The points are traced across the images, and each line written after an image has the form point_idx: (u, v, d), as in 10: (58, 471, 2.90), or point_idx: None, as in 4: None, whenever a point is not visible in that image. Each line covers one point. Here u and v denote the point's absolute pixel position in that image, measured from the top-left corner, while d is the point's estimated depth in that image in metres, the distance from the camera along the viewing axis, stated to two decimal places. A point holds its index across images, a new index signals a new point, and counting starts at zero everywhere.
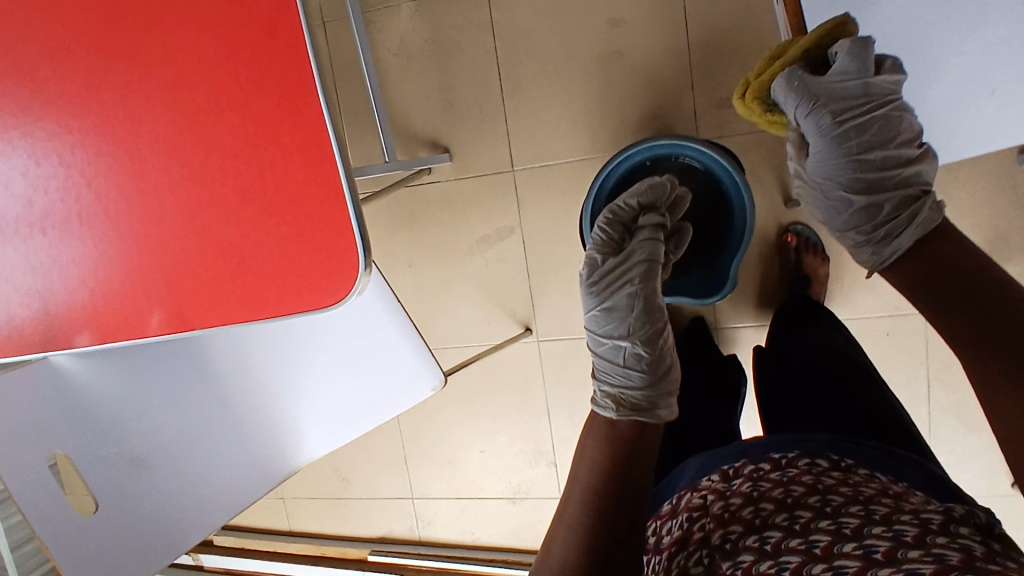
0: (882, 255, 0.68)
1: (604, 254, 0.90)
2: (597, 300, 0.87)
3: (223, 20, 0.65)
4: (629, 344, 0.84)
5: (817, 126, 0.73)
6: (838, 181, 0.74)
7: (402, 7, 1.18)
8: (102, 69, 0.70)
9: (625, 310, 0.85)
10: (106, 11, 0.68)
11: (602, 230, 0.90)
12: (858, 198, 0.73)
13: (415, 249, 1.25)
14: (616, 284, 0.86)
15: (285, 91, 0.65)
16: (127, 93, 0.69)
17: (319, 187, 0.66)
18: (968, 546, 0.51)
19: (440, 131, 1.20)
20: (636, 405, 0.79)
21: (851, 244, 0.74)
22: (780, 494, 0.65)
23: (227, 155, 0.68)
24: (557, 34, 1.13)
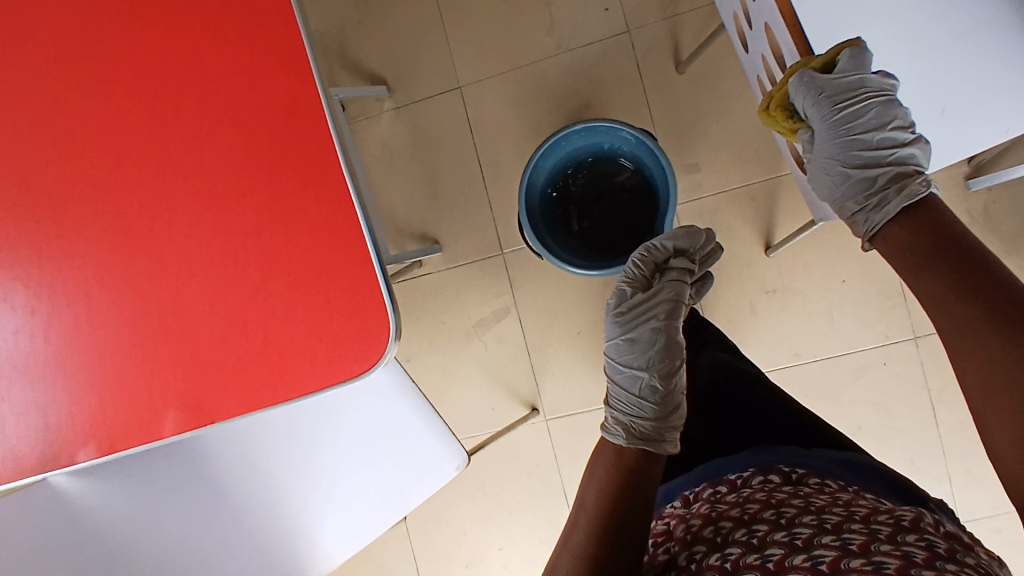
0: (871, 221, 0.70)
1: (632, 287, 0.89)
2: (622, 330, 0.86)
3: (246, 110, 0.68)
4: (647, 377, 0.83)
5: (818, 113, 0.73)
6: (838, 163, 0.75)
7: (382, 115, 1.25)
8: (117, 171, 0.70)
9: (647, 343, 0.84)
10: (123, 114, 0.70)
11: (634, 264, 0.89)
12: (856, 176, 0.74)
13: (411, 342, 1.25)
14: (644, 319, 0.85)
15: (309, 167, 0.67)
16: (145, 191, 0.70)
17: (345, 252, 0.66)
18: (911, 553, 0.51)
19: (428, 223, 1.24)
20: (643, 435, 0.79)
21: (847, 217, 0.74)
22: (738, 512, 0.68)
23: (251, 233, 0.68)
24: (529, 123, 1.21)
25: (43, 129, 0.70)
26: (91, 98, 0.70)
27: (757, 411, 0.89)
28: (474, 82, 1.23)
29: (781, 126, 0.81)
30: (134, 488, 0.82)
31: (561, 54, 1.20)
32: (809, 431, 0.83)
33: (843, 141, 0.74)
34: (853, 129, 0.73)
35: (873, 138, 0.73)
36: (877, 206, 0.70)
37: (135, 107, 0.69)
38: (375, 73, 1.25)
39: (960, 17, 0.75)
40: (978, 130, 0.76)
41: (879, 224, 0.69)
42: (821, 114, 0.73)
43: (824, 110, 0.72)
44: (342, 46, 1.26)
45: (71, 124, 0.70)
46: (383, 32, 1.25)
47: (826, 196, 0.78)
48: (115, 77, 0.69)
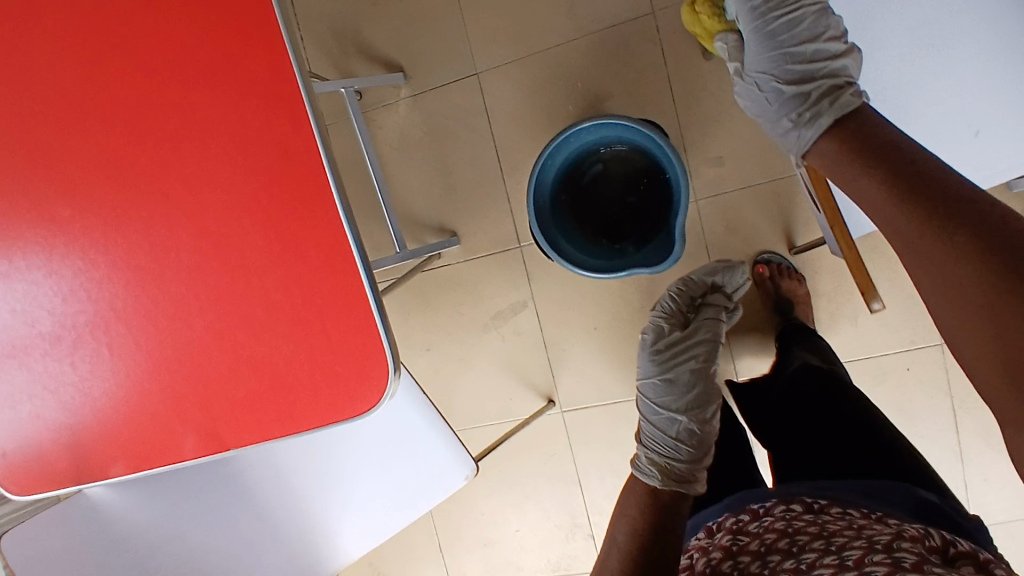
0: (806, 137, 0.67)
1: (669, 324, 0.95)
2: (658, 368, 0.91)
3: (243, 150, 0.67)
4: (684, 419, 0.87)
5: (750, 23, 0.73)
6: (770, 81, 0.74)
7: (399, 103, 1.23)
8: (124, 206, 0.71)
9: (684, 385, 0.89)
10: (127, 150, 0.70)
11: (672, 301, 0.97)
12: (789, 90, 0.72)
13: (432, 333, 1.27)
14: (684, 358, 0.91)
15: (308, 210, 0.67)
16: (151, 226, 0.71)
17: (345, 295, 0.67)
18: (900, 559, 0.56)
19: (446, 215, 1.23)
20: (677, 476, 0.81)
21: (782, 132, 0.72)
22: (757, 544, 0.70)
23: (256, 273, 0.69)
24: (547, 113, 1.18)
25: (55, 166, 0.72)
26: (98, 136, 0.71)
27: (820, 413, 0.92)
28: (491, 68, 1.19)
29: (701, 28, 0.82)
30: (161, 493, 0.88)
31: (581, 39, 1.14)
32: (852, 435, 0.87)
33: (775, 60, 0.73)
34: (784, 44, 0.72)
35: (806, 52, 0.71)
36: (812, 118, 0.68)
37: (138, 144, 0.70)
38: (390, 59, 1.22)
39: (998, 32, 0.69)
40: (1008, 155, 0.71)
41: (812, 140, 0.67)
42: (752, 24, 0.73)
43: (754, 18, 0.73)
44: (356, 30, 1.23)
45: (81, 161, 0.71)
46: (398, 16, 1.21)
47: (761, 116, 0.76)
48: (121, 115, 0.70)
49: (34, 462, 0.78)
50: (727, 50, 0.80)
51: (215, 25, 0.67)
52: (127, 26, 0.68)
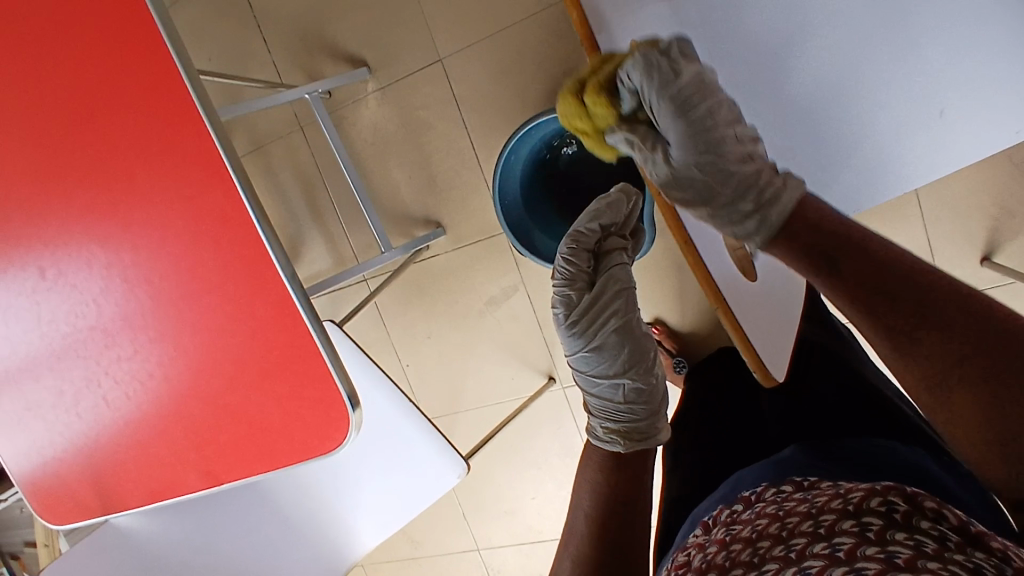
0: (769, 218, 0.55)
1: (574, 281, 0.70)
2: (582, 339, 0.69)
3: (184, 217, 0.70)
4: (630, 380, 0.69)
5: (669, 108, 0.56)
6: (686, 169, 0.58)
7: (369, 98, 1.22)
8: (88, 274, 0.75)
9: (617, 344, 0.69)
10: (81, 223, 0.73)
11: (568, 258, 0.70)
12: (717, 179, 0.58)
13: (430, 322, 1.30)
14: (608, 318, 0.69)
15: (253, 272, 0.69)
16: (116, 291, 0.75)
17: (301, 348, 0.70)
18: (894, 554, 0.42)
19: (430, 206, 1.24)
20: (641, 435, 0.67)
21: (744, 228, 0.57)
22: (748, 533, 0.55)
23: (220, 330, 0.72)
24: (516, 93, 1.14)
25: (25, 242, 0.76)
26: (52, 212, 0.74)
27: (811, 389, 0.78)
28: (455, 54, 1.15)
29: (586, 121, 0.62)
30: (185, 511, 1.00)
31: (541, 13, 1.09)
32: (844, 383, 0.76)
33: (689, 142, 0.58)
34: (711, 128, 0.57)
35: (733, 135, 0.57)
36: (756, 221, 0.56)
37: (88, 216, 0.73)
38: (354, 54, 1.20)
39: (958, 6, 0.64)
40: (972, 137, 0.68)
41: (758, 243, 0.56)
42: (670, 110, 0.56)
43: (672, 103, 0.56)
44: (317, 27, 1.20)
45: (44, 237, 0.75)
46: (357, 9, 1.18)
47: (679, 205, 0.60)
48: (71, 190, 0.72)
49: (64, 499, 0.87)
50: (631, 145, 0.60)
51: (138, 99, 0.68)
52: (60, 106, 0.70)
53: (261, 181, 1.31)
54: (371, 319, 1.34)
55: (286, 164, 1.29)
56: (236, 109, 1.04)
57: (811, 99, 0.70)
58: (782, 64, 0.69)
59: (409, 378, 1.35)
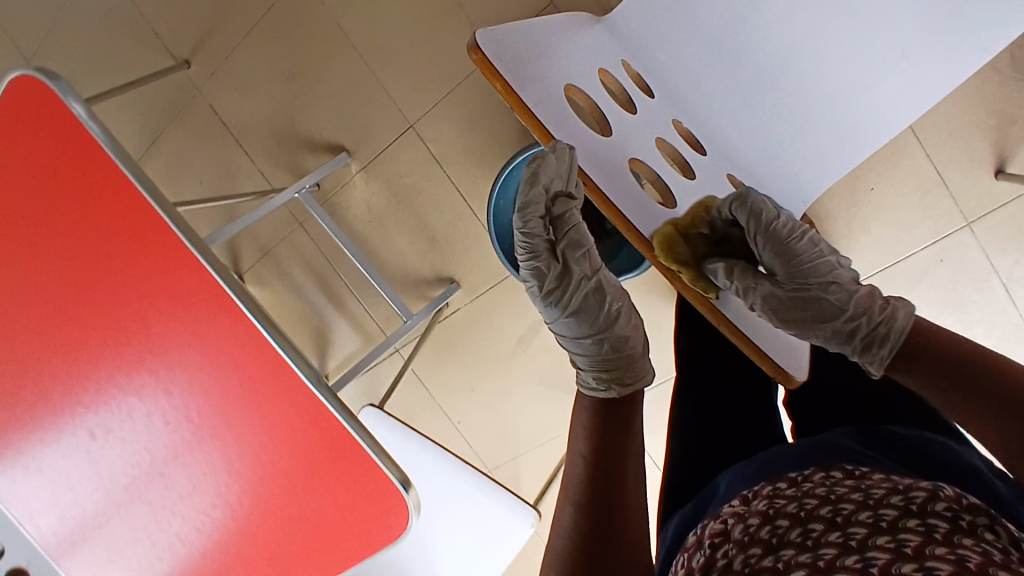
0: (897, 325, 0.56)
1: (537, 250, 0.66)
2: (554, 302, 0.65)
3: (203, 349, 0.72)
4: (608, 332, 0.65)
5: (768, 238, 0.64)
6: (798, 292, 0.63)
7: (355, 179, 1.25)
8: (129, 423, 0.78)
9: (590, 299, 0.65)
10: (113, 379, 0.77)
11: (524, 228, 0.65)
12: (829, 304, 0.62)
13: (469, 374, 1.31)
14: (579, 278, 0.65)
15: (278, 383, 0.71)
16: (158, 434, 0.78)
17: (339, 445, 0.71)
18: (966, 557, 0.39)
19: (439, 265, 1.26)
20: (627, 377, 0.63)
21: (864, 342, 0.58)
22: (795, 507, 0.51)
23: (263, 444, 0.75)
24: (491, 137, 1.16)
25: (67, 408, 0.79)
26: (84, 375, 0.77)
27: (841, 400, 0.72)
28: (423, 116, 1.18)
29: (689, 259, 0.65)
30: None
31: None
32: (880, 385, 0.70)
33: (790, 265, 0.64)
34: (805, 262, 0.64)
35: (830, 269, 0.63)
36: (885, 341, 0.56)
37: (117, 371, 0.76)
38: (330, 142, 1.23)
39: None
40: (944, 67, 0.63)
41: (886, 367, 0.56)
42: (766, 239, 0.64)
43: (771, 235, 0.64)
44: (290, 127, 1.25)
45: (83, 401, 0.78)
46: (323, 100, 1.22)
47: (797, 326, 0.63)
48: (94, 350, 0.76)
49: None
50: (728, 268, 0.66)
51: (133, 253, 0.71)
52: (67, 277, 0.74)
53: (275, 283, 1.35)
54: (411, 387, 1.34)
55: (296, 261, 1.33)
56: (221, 233, 1.04)
57: (767, 77, 0.70)
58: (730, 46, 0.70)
59: (464, 435, 1.34)
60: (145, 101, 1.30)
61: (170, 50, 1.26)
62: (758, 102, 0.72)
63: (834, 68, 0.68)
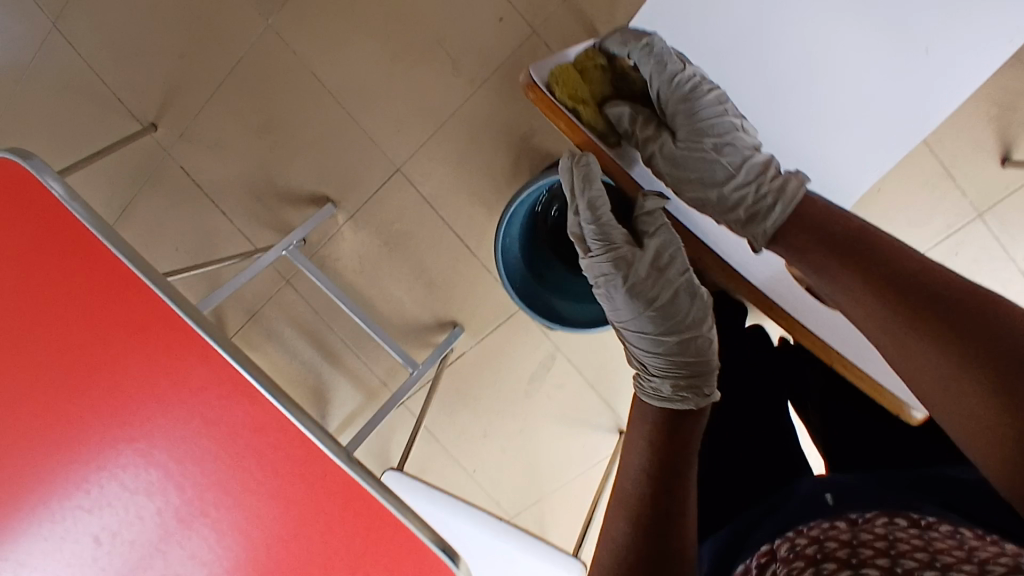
0: (788, 190, 0.66)
1: (611, 245, 0.70)
2: (629, 297, 0.69)
3: (216, 437, 0.65)
4: (684, 332, 0.68)
5: (666, 88, 0.76)
6: (693, 148, 0.74)
7: (343, 230, 1.19)
8: (126, 534, 0.68)
9: (665, 299, 0.68)
10: (104, 488, 0.67)
11: (597, 223, 0.70)
12: (721, 168, 0.72)
13: (482, 420, 1.25)
14: (659, 273, 0.69)
15: (306, 469, 0.65)
16: (160, 541, 0.68)
17: (379, 528, 0.65)
18: None
19: (440, 310, 1.20)
20: (691, 381, 0.66)
21: (739, 190, 0.70)
22: (847, 530, 0.47)
23: (287, 540, 0.67)
24: (483, 173, 1.12)
25: (43, 527, 0.68)
26: (66, 489, 0.67)
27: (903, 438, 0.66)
28: (410, 158, 1.14)
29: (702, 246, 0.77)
30: None
31: (479, 90, 1.09)
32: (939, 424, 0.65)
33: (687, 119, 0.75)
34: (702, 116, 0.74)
35: (725, 123, 0.74)
36: (773, 199, 0.67)
37: (109, 475, 0.67)
38: (314, 194, 1.18)
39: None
40: (968, 60, 0.70)
41: (773, 224, 0.66)
42: (660, 87, 0.76)
43: (669, 88, 0.76)
44: (269, 182, 1.19)
45: (63, 519, 0.68)
46: (303, 151, 1.17)
47: (678, 170, 0.75)
48: (81, 457, 0.67)
49: None
50: (622, 112, 0.79)
51: (131, 340, 0.65)
52: (47, 378, 0.66)
53: (267, 346, 1.27)
54: (422, 440, 1.27)
55: (286, 321, 1.26)
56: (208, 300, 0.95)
57: (794, 76, 0.76)
58: (767, 47, 0.76)
59: (483, 485, 1.27)
60: (109, 169, 1.23)
61: (134, 113, 1.19)
62: (794, 96, 0.77)
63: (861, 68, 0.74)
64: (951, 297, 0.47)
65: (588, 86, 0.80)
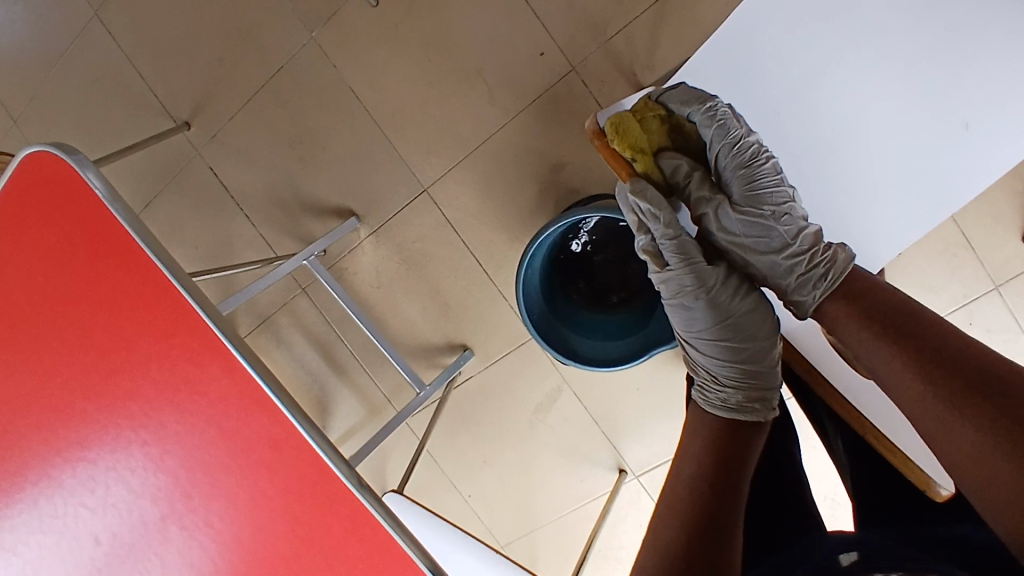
0: (840, 265, 0.63)
1: (684, 259, 0.68)
2: (704, 309, 0.68)
3: (228, 447, 0.65)
4: (759, 345, 0.68)
5: (725, 147, 0.69)
6: (751, 215, 0.69)
7: (363, 244, 1.20)
8: (127, 536, 0.67)
9: (744, 313, 0.67)
10: (112, 488, 0.67)
11: (672, 238, 0.68)
12: (776, 234, 0.68)
13: (483, 446, 1.24)
14: (735, 287, 0.68)
15: (315, 491, 0.65)
16: (159, 546, 0.67)
17: (382, 555, 0.64)
18: None
19: (451, 332, 1.20)
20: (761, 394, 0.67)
21: (792, 265, 0.67)
22: None
23: (289, 560, 0.66)
24: (508, 201, 1.13)
25: (49, 520, 0.68)
26: (75, 484, 0.67)
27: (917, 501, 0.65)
28: (437, 180, 1.14)
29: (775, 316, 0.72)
30: None
31: (512, 120, 1.10)
32: None
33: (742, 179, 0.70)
34: (757, 180, 0.69)
35: (782, 191, 0.68)
36: (826, 277, 0.64)
37: (118, 475, 0.67)
38: (338, 207, 1.18)
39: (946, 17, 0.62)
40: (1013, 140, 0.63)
41: (820, 301, 0.65)
42: (719, 147, 0.70)
43: (728, 151, 0.70)
44: (295, 191, 1.19)
45: (69, 514, 0.68)
46: (331, 164, 1.18)
47: (730, 233, 0.70)
48: (94, 454, 0.67)
49: None
50: (677, 165, 0.71)
51: (155, 344, 0.65)
52: (71, 372, 0.66)
53: (274, 353, 1.27)
54: (421, 460, 1.27)
55: (298, 330, 1.26)
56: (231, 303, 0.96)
57: (827, 144, 0.68)
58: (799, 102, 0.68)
59: (477, 512, 1.26)
60: (140, 165, 1.25)
61: (169, 111, 1.21)
62: (820, 167, 0.70)
63: (894, 140, 0.66)
64: (972, 366, 0.50)
65: (646, 134, 0.71)
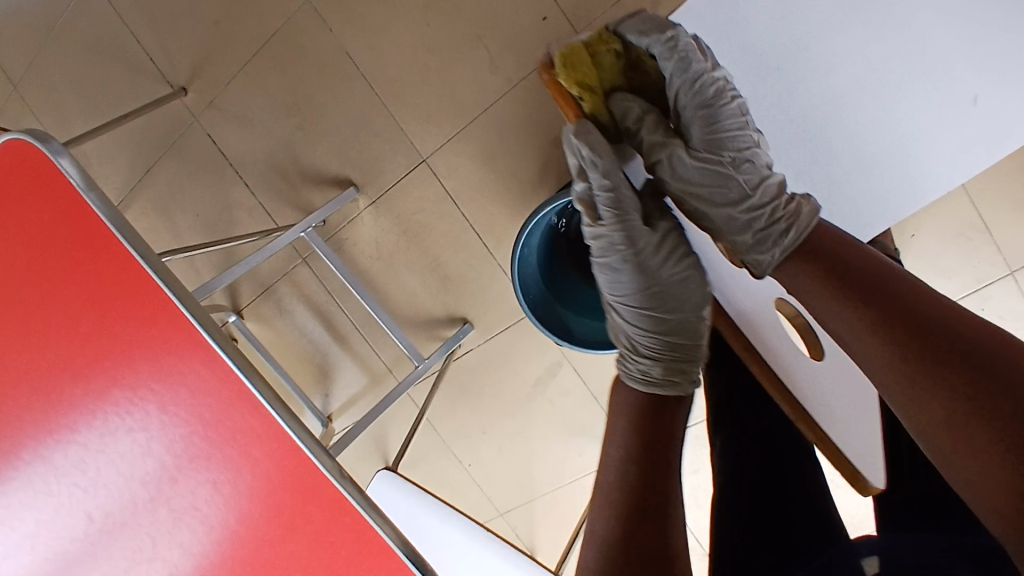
0: (802, 220, 0.57)
1: (619, 222, 0.65)
2: (631, 275, 0.65)
3: (213, 434, 0.66)
4: (683, 318, 0.66)
5: (683, 84, 0.64)
6: (710, 162, 0.63)
7: (363, 214, 1.18)
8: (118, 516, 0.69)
9: (670, 283, 0.66)
10: (103, 469, 0.69)
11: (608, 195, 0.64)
12: (734, 183, 0.62)
13: (482, 417, 1.25)
14: (665, 254, 0.66)
15: (297, 480, 0.65)
16: (149, 526, 0.69)
17: (366, 543, 0.66)
18: None
19: (451, 305, 1.19)
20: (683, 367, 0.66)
21: (750, 217, 0.61)
22: None
23: (275, 544, 0.68)
24: (509, 174, 1.10)
25: (44, 497, 0.70)
26: (68, 463, 0.69)
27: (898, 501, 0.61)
28: (436, 150, 1.12)
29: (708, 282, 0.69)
30: None
31: (514, 89, 1.06)
32: None
33: (700, 123, 0.64)
34: (716, 124, 0.64)
35: (741, 136, 0.64)
36: (789, 229, 0.58)
37: (108, 457, 0.69)
38: (337, 176, 1.16)
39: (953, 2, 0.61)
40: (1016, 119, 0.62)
41: (779, 259, 0.58)
42: (679, 85, 0.65)
43: (688, 89, 0.64)
44: (294, 160, 1.18)
45: (63, 491, 0.69)
46: (329, 132, 1.15)
47: (684, 182, 0.64)
48: (84, 436, 0.68)
49: None
50: (629, 106, 0.66)
51: (138, 333, 0.65)
52: (57, 358, 0.67)
53: (276, 321, 1.28)
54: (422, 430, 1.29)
55: (299, 299, 1.26)
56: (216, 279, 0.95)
57: (824, 115, 0.69)
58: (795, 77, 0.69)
59: (476, 480, 1.28)
60: (140, 131, 1.23)
61: (167, 76, 1.18)
62: (815, 136, 0.71)
63: (893, 114, 0.67)
64: (941, 327, 0.46)
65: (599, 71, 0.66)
